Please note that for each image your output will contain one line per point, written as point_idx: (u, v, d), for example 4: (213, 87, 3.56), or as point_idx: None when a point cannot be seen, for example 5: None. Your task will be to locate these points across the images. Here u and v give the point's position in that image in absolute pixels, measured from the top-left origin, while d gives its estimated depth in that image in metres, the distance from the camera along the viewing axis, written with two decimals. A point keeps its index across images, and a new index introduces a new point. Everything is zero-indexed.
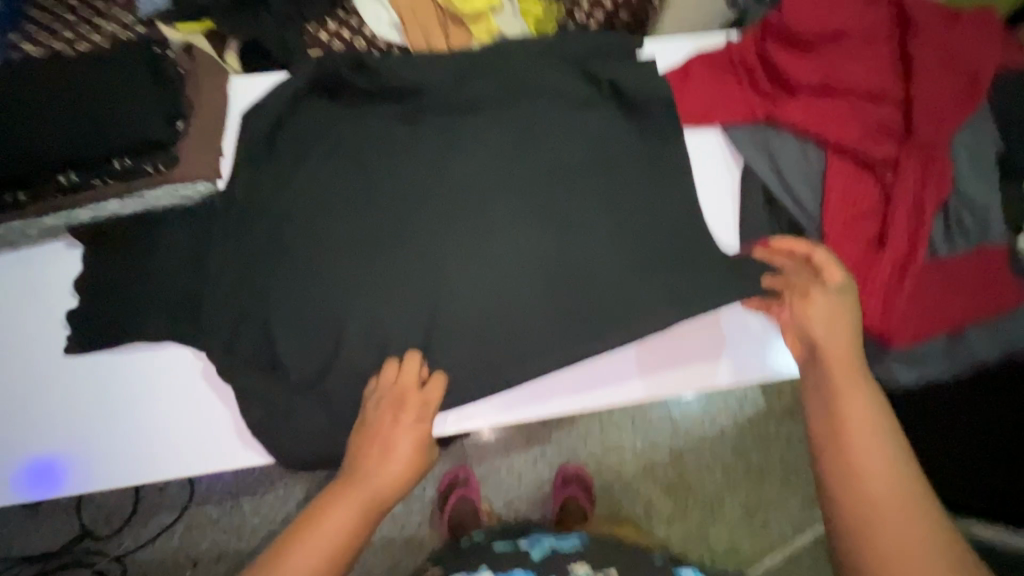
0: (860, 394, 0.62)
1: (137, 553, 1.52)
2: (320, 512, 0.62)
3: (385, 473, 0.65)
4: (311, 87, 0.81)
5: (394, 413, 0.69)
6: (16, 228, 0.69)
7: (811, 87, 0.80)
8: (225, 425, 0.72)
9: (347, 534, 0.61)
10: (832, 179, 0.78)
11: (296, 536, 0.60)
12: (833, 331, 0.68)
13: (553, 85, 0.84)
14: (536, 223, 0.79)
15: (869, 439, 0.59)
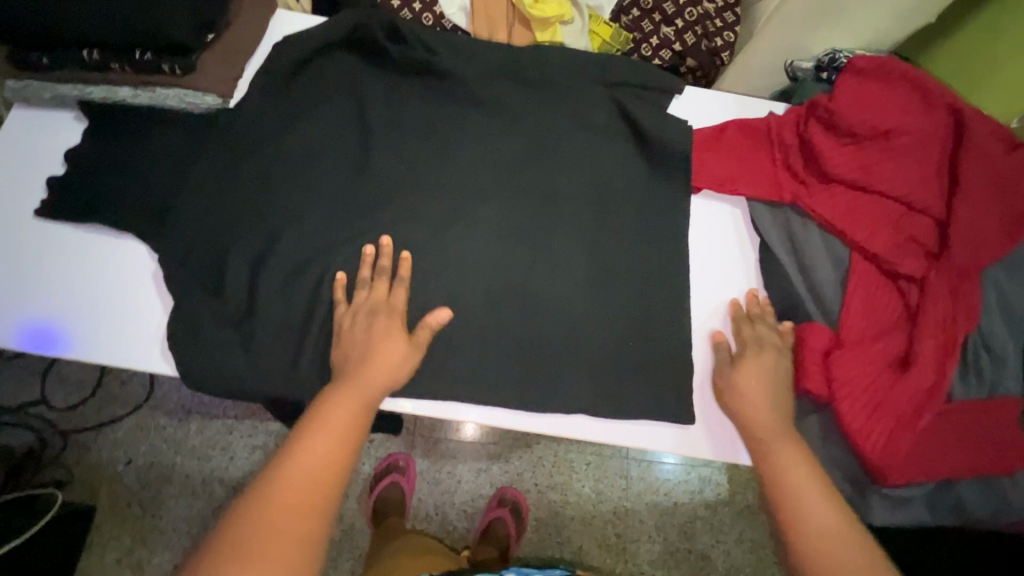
0: (766, 416, 0.66)
1: (81, 434, 1.56)
2: (316, 425, 0.61)
3: (367, 389, 0.64)
4: (346, 41, 0.80)
5: (369, 334, 0.68)
6: (33, 88, 0.72)
7: (851, 180, 0.74)
8: (153, 333, 0.70)
9: (340, 446, 0.61)
10: (855, 284, 0.71)
11: (290, 450, 0.59)
12: (758, 399, 0.67)
13: (581, 105, 0.82)
14: (520, 231, 0.77)
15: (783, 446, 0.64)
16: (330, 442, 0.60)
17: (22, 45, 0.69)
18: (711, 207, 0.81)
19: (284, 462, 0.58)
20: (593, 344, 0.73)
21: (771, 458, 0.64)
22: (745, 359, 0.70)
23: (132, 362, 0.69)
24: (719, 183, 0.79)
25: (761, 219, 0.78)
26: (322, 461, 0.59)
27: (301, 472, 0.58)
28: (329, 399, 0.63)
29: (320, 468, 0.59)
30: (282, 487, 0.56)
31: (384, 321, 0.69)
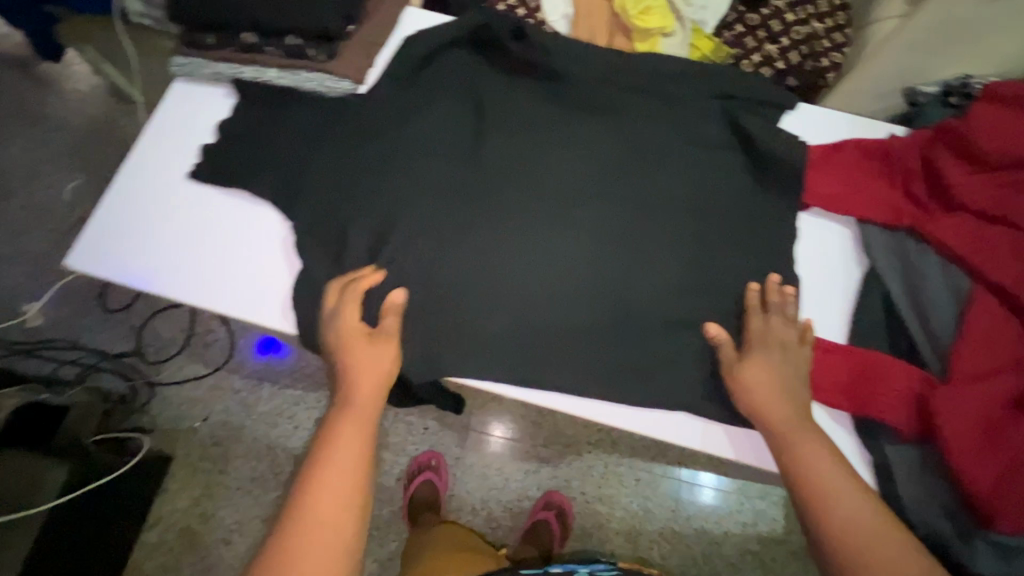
0: (787, 410, 0.66)
1: (168, 387, 1.69)
2: (328, 450, 0.65)
3: (364, 406, 0.68)
4: (470, 38, 0.84)
5: (347, 345, 0.69)
6: (197, 65, 0.81)
7: (977, 210, 0.71)
8: (278, 292, 0.76)
9: (356, 464, 0.65)
10: (977, 316, 0.67)
11: (309, 480, 0.63)
12: (771, 391, 0.67)
13: (691, 114, 0.83)
14: (619, 233, 0.79)
15: (809, 441, 0.64)
16: (347, 463, 0.65)
17: (194, 26, 0.78)
18: (820, 226, 0.79)
19: (306, 491, 0.63)
20: (684, 349, 0.74)
21: (798, 452, 0.64)
22: (756, 357, 0.69)
23: (256, 317, 0.75)
24: (829, 201, 0.77)
25: (870, 241, 0.76)
26: (342, 482, 0.63)
27: (327, 498, 0.62)
28: (332, 425, 0.67)
29: (339, 491, 0.63)
30: (311, 513, 0.61)
31: (355, 332, 0.70)
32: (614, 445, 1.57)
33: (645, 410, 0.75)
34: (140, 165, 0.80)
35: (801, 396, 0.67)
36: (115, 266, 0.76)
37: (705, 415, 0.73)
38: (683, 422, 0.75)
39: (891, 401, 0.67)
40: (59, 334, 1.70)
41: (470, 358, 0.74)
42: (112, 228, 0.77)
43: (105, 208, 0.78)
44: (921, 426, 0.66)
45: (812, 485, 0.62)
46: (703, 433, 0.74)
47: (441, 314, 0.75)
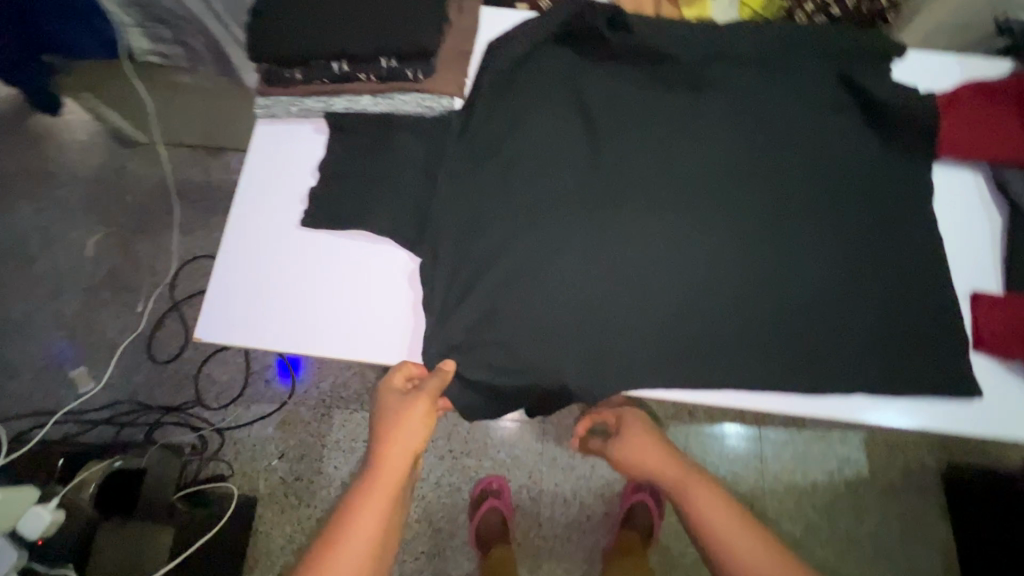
0: (674, 464, 0.77)
1: (236, 431, 1.62)
2: (342, 531, 0.65)
3: (388, 486, 0.68)
4: (560, 33, 0.80)
5: (389, 414, 0.69)
6: (283, 103, 0.76)
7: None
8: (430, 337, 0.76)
9: (374, 545, 0.66)
10: None
11: (323, 560, 0.64)
12: (647, 453, 0.80)
13: (800, 80, 0.80)
14: (754, 213, 0.76)
15: (703, 488, 0.73)
16: (363, 542, 0.65)
17: (279, 62, 0.73)
18: (952, 176, 0.78)
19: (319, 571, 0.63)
20: (851, 323, 0.71)
21: (690, 495, 0.73)
22: (631, 433, 0.83)
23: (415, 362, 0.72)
24: (965, 150, 0.75)
25: (1013, 184, 0.74)
26: (358, 559, 0.64)
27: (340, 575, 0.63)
28: (355, 499, 0.67)
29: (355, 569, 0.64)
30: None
31: (396, 399, 0.70)
32: (693, 414, 1.40)
33: (829, 396, 0.71)
34: (247, 219, 0.75)
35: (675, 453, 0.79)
36: (245, 329, 0.72)
37: (896, 391, 0.70)
38: (871, 402, 0.71)
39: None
40: (112, 398, 1.62)
41: (631, 366, 0.71)
42: (236, 291, 0.73)
43: (224, 271, 0.73)
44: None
45: (699, 522, 0.71)
46: (892, 408, 0.71)
47: (594, 326, 0.72)
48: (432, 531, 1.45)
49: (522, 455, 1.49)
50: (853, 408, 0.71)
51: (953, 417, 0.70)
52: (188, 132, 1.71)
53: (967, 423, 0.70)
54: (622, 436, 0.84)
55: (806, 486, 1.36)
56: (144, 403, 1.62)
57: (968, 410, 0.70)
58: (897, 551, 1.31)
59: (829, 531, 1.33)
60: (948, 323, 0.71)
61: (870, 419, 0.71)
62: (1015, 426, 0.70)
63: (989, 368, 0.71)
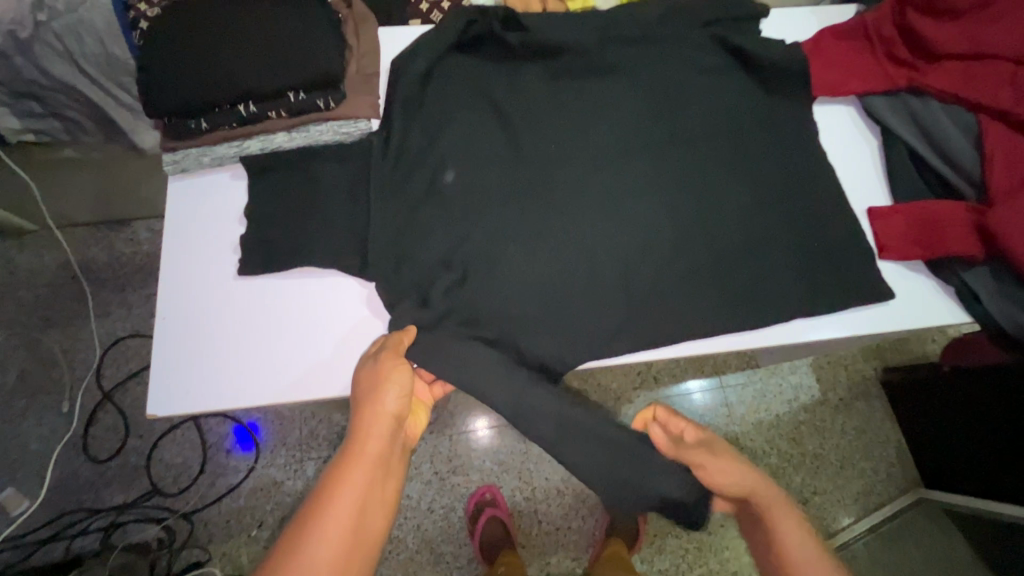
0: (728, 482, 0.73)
1: (204, 511, 1.51)
2: (322, 506, 0.60)
3: (372, 455, 0.63)
4: (460, 43, 0.83)
5: (367, 380, 0.66)
6: (193, 155, 0.73)
7: (958, 53, 0.80)
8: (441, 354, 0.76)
9: (355, 517, 0.60)
10: (993, 141, 0.77)
11: (300, 538, 0.58)
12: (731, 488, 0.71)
13: (686, 50, 0.87)
14: (672, 178, 0.82)
15: (787, 515, 0.69)
16: (344, 515, 0.60)
17: (180, 114, 0.70)
18: (832, 112, 0.87)
19: (294, 550, 0.57)
20: (776, 258, 0.79)
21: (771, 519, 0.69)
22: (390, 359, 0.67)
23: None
24: (838, 87, 0.85)
25: (881, 109, 0.85)
26: (338, 536, 0.59)
27: (318, 553, 0.57)
28: (337, 471, 0.62)
29: (335, 547, 0.58)
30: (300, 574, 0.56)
31: (373, 365, 0.68)
32: (658, 379, 1.47)
33: (777, 326, 0.77)
34: (181, 282, 0.72)
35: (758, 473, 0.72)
36: (205, 394, 0.69)
37: (829, 309, 0.77)
38: (811, 324, 0.78)
39: (958, 232, 0.76)
40: (55, 511, 1.47)
41: (596, 341, 0.74)
42: (183, 358, 0.69)
43: (166, 339, 0.70)
44: (988, 244, 0.75)
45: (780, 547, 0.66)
46: (829, 326, 0.78)
47: (553, 312, 0.75)
48: (435, 557, 1.42)
49: (508, 459, 1.49)
50: (797, 333, 0.78)
51: (875, 321, 0.78)
52: (82, 210, 1.58)
53: (889, 324, 0.78)
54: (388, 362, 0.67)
55: (772, 419, 1.46)
56: (94, 507, 1.48)
57: (890, 310, 0.79)
58: (859, 457, 1.44)
59: (801, 454, 1.44)
60: (854, 240, 0.80)
61: (814, 338, 0.77)
62: (927, 316, 0.79)
63: (895, 271, 0.81)
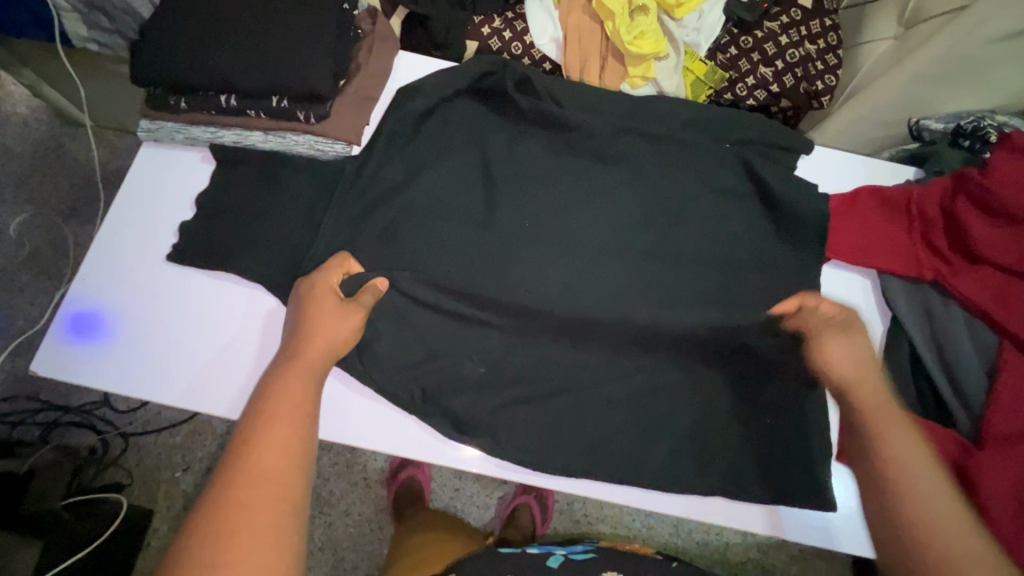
0: (860, 374, 0.68)
1: (142, 437, 1.40)
2: (267, 408, 0.57)
3: (314, 362, 0.62)
4: (470, 90, 0.80)
5: (320, 295, 0.66)
6: (168, 129, 0.75)
7: (1002, 265, 0.70)
8: (376, 415, 0.71)
9: (306, 401, 0.60)
10: (1008, 376, 0.67)
11: (247, 439, 0.55)
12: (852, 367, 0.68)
13: (705, 163, 0.80)
14: (641, 294, 0.76)
15: (903, 445, 0.63)
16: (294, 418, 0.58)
17: (163, 88, 0.73)
18: (841, 277, 0.79)
19: (249, 448, 0.54)
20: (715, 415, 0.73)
21: (886, 453, 0.63)
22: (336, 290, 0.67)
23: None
24: (853, 254, 0.76)
25: (896, 292, 0.76)
26: (282, 441, 0.56)
27: (265, 457, 0.54)
28: (281, 364, 0.61)
29: (280, 452, 0.55)
30: (256, 457, 0.54)
31: (328, 283, 0.67)
32: None
33: (685, 494, 0.71)
34: (115, 254, 0.73)
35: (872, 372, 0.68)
36: (95, 369, 0.69)
37: (751, 493, 0.71)
38: (726, 506, 0.72)
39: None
40: None
41: (496, 438, 0.71)
42: (90, 330, 0.71)
43: (82, 305, 0.71)
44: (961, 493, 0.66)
45: (901, 480, 0.61)
46: (739, 511, 0.72)
47: (468, 394, 0.72)
48: (336, 560, 1.31)
49: (437, 491, 1.35)
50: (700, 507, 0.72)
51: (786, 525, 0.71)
52: None
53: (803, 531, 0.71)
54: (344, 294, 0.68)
55: (720, 544, 1.33)
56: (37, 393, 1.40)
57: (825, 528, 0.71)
58: None
59: None
60: (807, 428, 0.73)
61: (723, 520, 0.72)
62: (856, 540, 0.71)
63: (854, 488, 0.72)
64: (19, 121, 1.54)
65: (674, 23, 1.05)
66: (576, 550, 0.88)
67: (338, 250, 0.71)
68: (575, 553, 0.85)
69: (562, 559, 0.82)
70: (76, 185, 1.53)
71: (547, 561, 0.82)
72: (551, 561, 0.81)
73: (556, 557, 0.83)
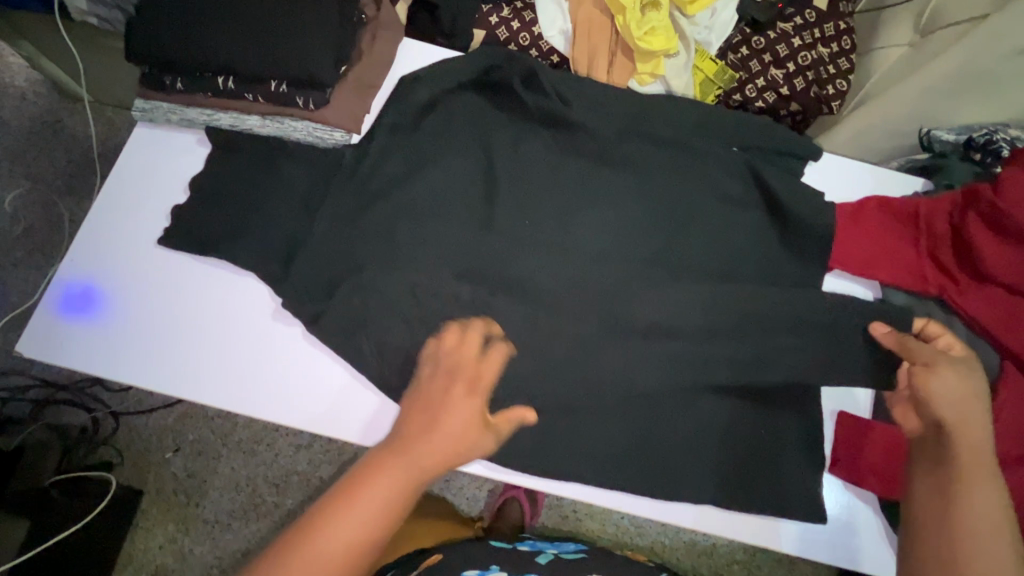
0: (964, 413, 0.59)
1: (133, 418, 1.38)
2: (329, 513, 0.51)
3: (411, 476, 0.53)
4: (475, 83, 0.79)
5: (461, 368, 0.59)
6: (163, 109, 0.74)
7: (1008, 283, 0.69)
8: (326, 382, 0.70)
9: (377, 525, 0.51)
10: (1006, 396, 0.67)
11: (296, 541, 0.50)
12: (955, 406, 0.59)
13: (711, 167, 0.78)
14: (641, 296, 0.75)
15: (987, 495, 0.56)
16: (354, 536, 0.50)
17: (160, 68, 0.71)
18: (846, 289, 0.77)
19: (293, 550, 0.49)
20: (709, 423, 0.72)
21: (965, 501, 0.56)
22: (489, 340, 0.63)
23: (258, 410, 0.68)
24: (858, 267, 0.75)
25: (899, 307, 0.74)
26: (333, 562, 0.49)
27: (308, 569, 0.48)
28: (373, 471, 0.53)
29: (324, 574, 0.49)
30: (300, 568, 0.48)
31: (469, 363, 0.59)
32: None
33: (676, 502, 0.71)
34: (109, 237, 0.72)
35: (978, 408, 0.59)
36: (85, 351, 0.68)
37: (744, 504, 0.70)
38: (718, 517, 0.71)
39: None
40: None
41: None
42: (81, 312, 0.69)
43: (72, 287, 0.70)
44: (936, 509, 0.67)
45: (964, 526, 0.55)
46: (730, 522, 0.71)
47: None
48: None
49: None
50: (692, 516, 0.71)
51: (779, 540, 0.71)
52: None
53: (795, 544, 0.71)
54: (489, 358, 0.60)
55: (707, 546, 1.34)
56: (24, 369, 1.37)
57: (813, 539, 0.71)
58: None
59: None
60: (800, 440, 0.72)
61: (718, 531, 0.71)
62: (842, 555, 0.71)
63: (845, 500, 0.72)
64: (17, 94, 1.51)
65: (686, 20, 1.03)
66: (566, 549, 0.86)
67: (399, 269, 0.72)
68: (567, 552, 0.83)
69: (552, 558, 0.79)
70: (73, 161, 1.50)
71: (536, 557, 0.80)
72: (538, 560, 0.78)
73: (545, 554, 0.81)
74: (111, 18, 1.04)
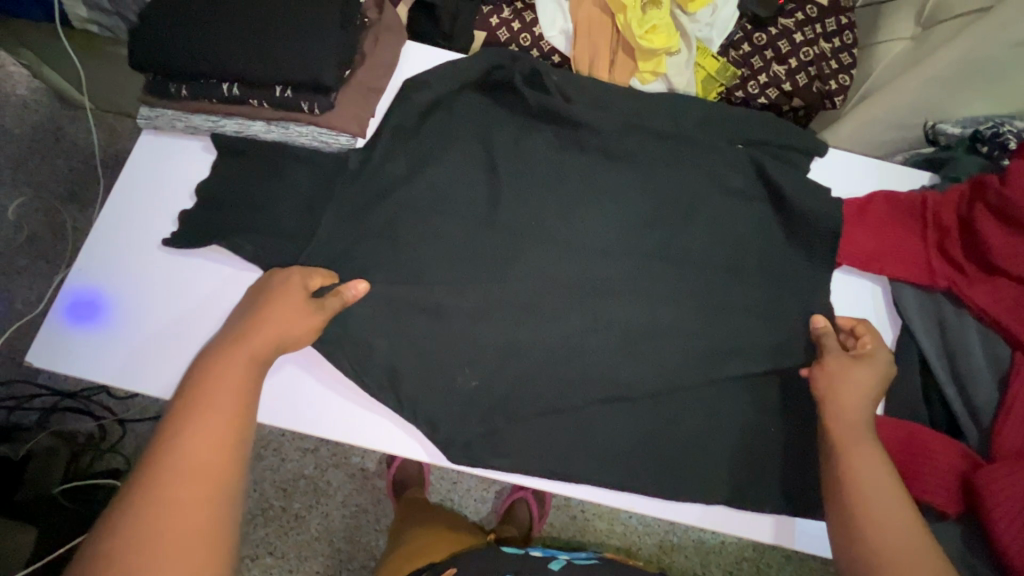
0: (850, 392, 0.63)
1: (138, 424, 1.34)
2: (200, 390, 0.53)
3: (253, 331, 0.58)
4: (477, 85, 0.79)
5: (286, 283, 0.62)
6: (168, 117, 0.74)
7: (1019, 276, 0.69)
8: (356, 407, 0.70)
9: (240, 378, 0.55)
10: (1018, 388, 0.67)
11: (174, 422, 0.50)
12: (843, 385, 0.63)
13: (716, 163, 0.78)
14: (647, 294, 0.75)
15: (871, 462, 0.59)
16: (226, 411, 0.52)
17: (164, 76, 0.72)
18: (853, 285, 0.77)
19: (188, 416, 0.51)
20: (718, 421, 0.72)
21: (849, 469, 0.59)
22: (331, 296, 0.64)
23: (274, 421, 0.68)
24: (862, 261, 0.75)
25: (907, 301, 0.75)
26: (218, 418, 0.51)
27: (202, 437, 0.50)
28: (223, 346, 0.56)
29: (218, 446, 0.50)
30: (193, 435, 0.50)
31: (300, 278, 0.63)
32: None
33: (686, 502, 0.71)
34: (107, 244, 0.72)
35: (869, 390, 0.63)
36: (89, 360, 0.68)
37: (756, 504, 0.70)
38: (731, 515, 0.71)
39: (935, 481, 0.67)
40: None
41: (498, 441, 0.70)
42: (83, 321, 0.69)
43: (73, 296, 0.70)
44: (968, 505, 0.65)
45: (851, 492, 0.58)
46: (733, 520, 0.71)
47: (469, 396, 0.70)
48: (331, 551, 1.29)
49: (435, 484, 1.33)
50: (680, 510, 0.71)
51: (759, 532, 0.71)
52: None
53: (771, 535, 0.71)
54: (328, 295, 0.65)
55: (715, 543, 1.33)
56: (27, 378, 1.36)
57: (798, 532, 0.71)
58: None
59: None
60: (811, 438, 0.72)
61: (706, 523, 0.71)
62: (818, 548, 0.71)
63: None
64: (19, 103, 1.52)
65: (687, 17, 1.01)
66: (580, 555, 0.83)
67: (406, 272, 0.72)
68: (579, 559, 0.80)
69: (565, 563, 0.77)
70: (75, 168, 1.50)
71: (549, 564, 0.77)
72: (550, 566, 0.76)
73: (559, 561, 0.78)
74: (112, 25, 1.03)
